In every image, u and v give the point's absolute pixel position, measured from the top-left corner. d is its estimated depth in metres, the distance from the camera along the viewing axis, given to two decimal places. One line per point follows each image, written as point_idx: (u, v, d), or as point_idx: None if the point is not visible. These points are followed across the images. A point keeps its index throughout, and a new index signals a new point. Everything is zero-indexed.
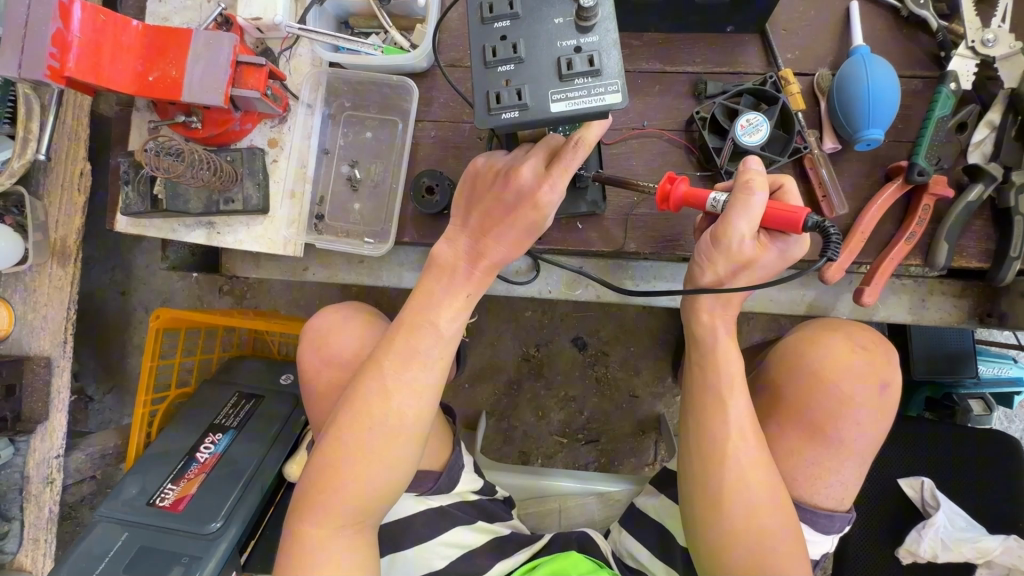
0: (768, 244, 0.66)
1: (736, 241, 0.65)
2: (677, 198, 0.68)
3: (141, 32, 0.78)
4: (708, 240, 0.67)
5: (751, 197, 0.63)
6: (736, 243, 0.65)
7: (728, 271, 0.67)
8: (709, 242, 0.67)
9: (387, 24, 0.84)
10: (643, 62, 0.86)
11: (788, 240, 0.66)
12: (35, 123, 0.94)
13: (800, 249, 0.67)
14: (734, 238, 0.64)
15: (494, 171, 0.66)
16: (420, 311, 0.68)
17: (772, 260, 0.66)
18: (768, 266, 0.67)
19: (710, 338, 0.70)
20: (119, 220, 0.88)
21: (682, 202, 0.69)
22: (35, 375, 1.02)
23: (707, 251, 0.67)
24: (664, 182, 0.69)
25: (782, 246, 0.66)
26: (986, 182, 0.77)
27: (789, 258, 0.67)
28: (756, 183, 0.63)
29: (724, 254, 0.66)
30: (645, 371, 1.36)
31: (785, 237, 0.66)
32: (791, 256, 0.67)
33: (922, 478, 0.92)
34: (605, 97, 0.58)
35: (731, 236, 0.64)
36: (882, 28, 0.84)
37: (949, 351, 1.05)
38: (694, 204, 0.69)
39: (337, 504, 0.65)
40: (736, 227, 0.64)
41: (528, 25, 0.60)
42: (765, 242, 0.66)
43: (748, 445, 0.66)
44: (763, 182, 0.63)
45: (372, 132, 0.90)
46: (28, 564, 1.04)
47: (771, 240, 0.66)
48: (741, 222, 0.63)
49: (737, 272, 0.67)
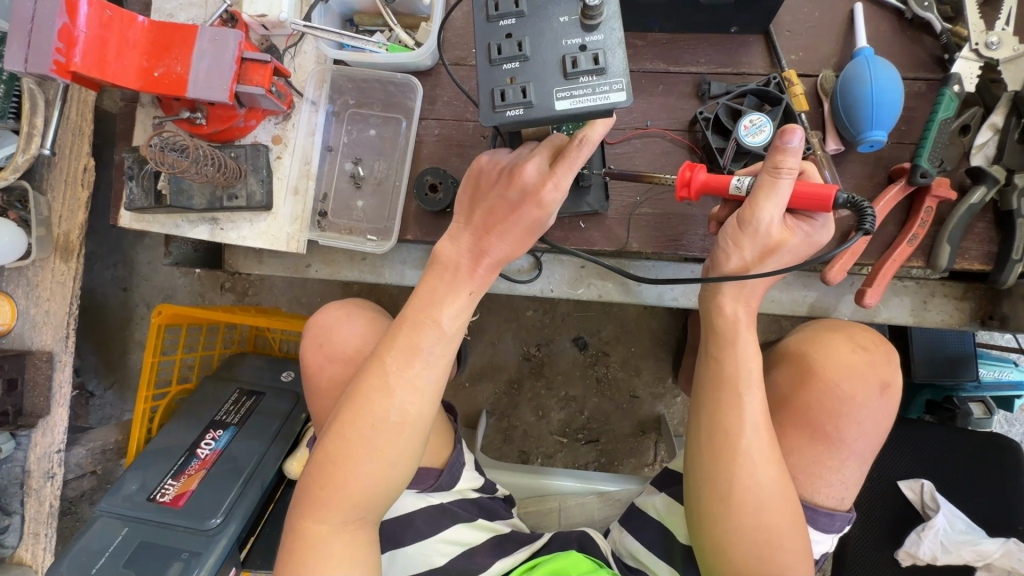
0: (794, 227, 0.67)
1: (764, 224, 0.65)
2: (698, 184, 0.69)
3: (147, 28, 0.79)
4: (733, 225, 0.67)
5: (781, 179, 0.63)
6: (764, 225, 0.65)
7: (755, 255, 0.67)
8: (735, 226, 0.67)
9: (391, 22, 0.85)
10: (646, 62, 0.86)
11: (815, 223, 0.67)
12: (40, 118, 0.94)
13: (826, 234, 0.68)
14: (762, 221, 0.64)
15: (498, 169, 0.66)
16: (424, 308, 0.68)
17: (798, 243, 0.67)
18: (795, 250, 0.67)
19: (729, 331, 0.70)
20: (122, 215, 0.88)
21: (702, 188, 0.69)
22: (36, 369, 1.02)
23: (733, 234, 0.67)
24: (684, 168, 0.70)
25: (807, 230, 0.67)
26: (989, 184, 0.77)
27: (815, 243, 0.68)
28: (789, 165, 0.62)
29: (751, 238, 0.66)
30: (645, 372, 1.36)
31: (812, 220, 0.67)
32: (817, 242, 0.68)
33: (921, 480, 0.92)
34: (610, 96, 0.58)
35: (760, 218, 0.64)
36: (886, 29, 0.84)
37: (950, 353, 1.05)
38: (716, 190, 0.69)
39: (342, 498, 0.65)
40: (766, 208, 0.64)
41: (533, 24, 0.60)
42: (792, 225, 0.67)
43: (761, 443, 0.66)
44: (798, 163, 0.62)
45: (376, 130, 0.90)
46: (27, 558, 1.04)
47: (798, 223, 0.67)
48: (770, 204, 0.64)
49: (764, 256, 0.67)
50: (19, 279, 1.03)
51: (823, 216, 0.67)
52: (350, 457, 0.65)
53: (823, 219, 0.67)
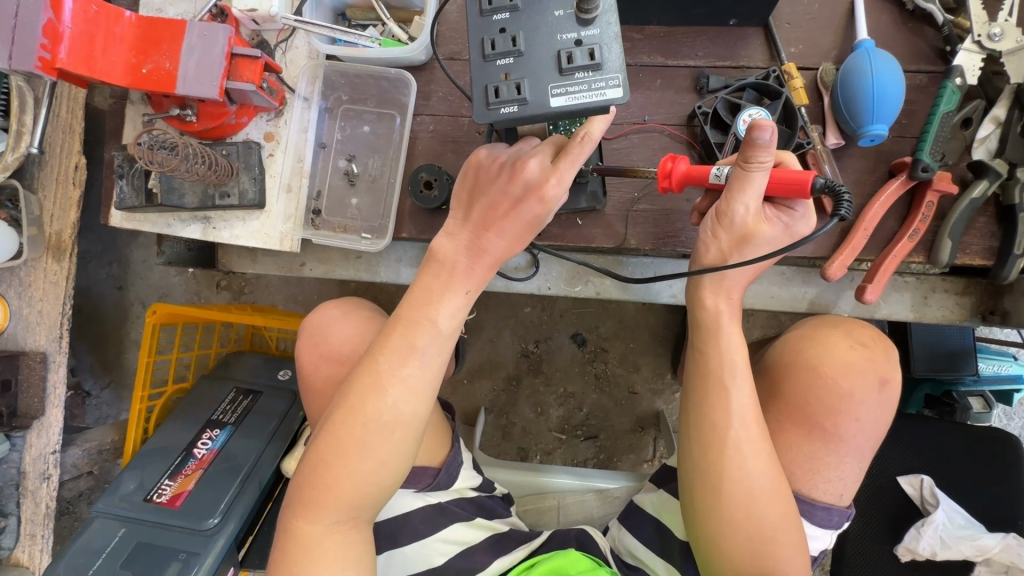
0: (772, 217, 0.65)
1: (740, 214, 0.64)
2: (679, 175, 0.68)
3: (135, 24, 0.77)
4: (711, 217, 0.67)
5: (753, 171, 0.60)
6: (739, 217, 0.64)
7: (731, 245, 0.66)
8: (713, 217, 0.66)
9: (385, 16, 0.83)
10: (644, 56, 0.85)
11: (794, 213, 0.65)
12: (29, 116, 0.93)
13: (806, 225, 0.66)
14: (737, 213, 0.64)
15: (498, 163, 0.65)
16: (419, 308, 0.67)
17: (777, 234, 0.65)
18: (774, 241, 0.66)
19: (713, 325, 0.69)
20: (113, 214, 0.87)
21: (683, 179, 0.68)
22: (31, 371, 1.01)
23: (711, 226, 0.66)
24: (666, 159, 0.69)
25: (787, 220, 0.65)
26: (991, 178, 0.76)
27: (796, 234, 0.66)
28: (760, 159, 0.59)
29: (727, 228, 0.65)
30: (644, 367, 1.35)
31: (791, 210, 0.65)
32: (797, 232, 0.66)
33: (921, 475, 0.91)
34: (606, 92, 0.57)
35: (735, 210, 0.63)
36: (887, 20, 0.83)
37: (950, 348, 1.05)
38: (697, 180, 0.68)
39: (331, 498, 0.65)
40: (740, 200, 0.63)
41: (528, 18, 0.59)
42: (770, 216, 0.65)
43: (750, 435, 0.65)
44: (771, 156, 0.59)
45: (370, 126, 0.89)
46: (24, 560, 1.04)
47: (777, 213, 0.65)
48: (745, 195, 0.62)
49: (741, 246, 0.66)
50: (11, 279, 1.01)
51: (802, 205, 0.65)
52: (342, 458, 0.64)
53: (803, 210, 0.65)
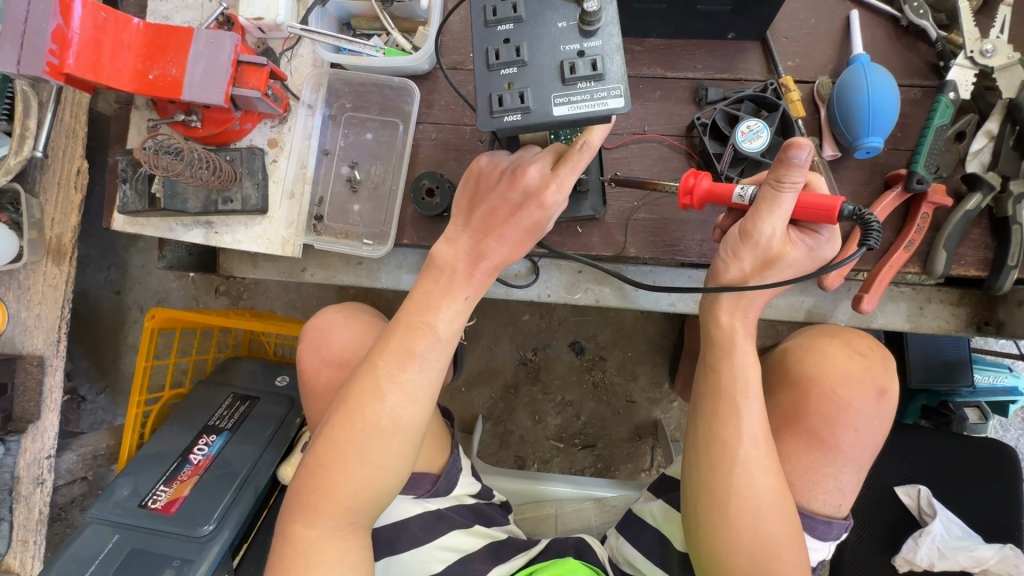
0: (797, 240, 0.65)
1: (765, 236, 0.64)
2: (701, 192, 0.68)
3: (142, 31, 0.78)
4: (734, 235, 0.66)
5: (784, 192, 0.60)
6: (765, 238, 0.64)
7: (754, 266, 0.66)
8: (736, 236, 0.66)
9: (388, 26, 0.85)
10: (644, 68, 0.86)
11: (819, 237, 0.65)
12: (33, 120, 0.93)
13: (831, 249, 0.66)
14: (763, 234, 0.63)
15: (497, 170, 0.66)
16: (418, 312, 0.67)
17: (800, 257, 0.65)
18: (797, 264, 0.66)
19: (727, 342, 0.69)
20: (115, 218, 0.88)
21: (705, 196, 0.68)
22: (27, 375, 1.00)
23: (733, 246, 0.66)
24: (688, 176, 0.69)
25: (811, 243, 0.65)
26: (984, 191, 0.77)
27: (819, 257, 0.66)
28: (792, 179, 0.59)
29: (752, 249, 0.65)
30: (642, 377, 1.35)
31: (816, 234, 0.65)
32: (820, 256, 0.67)
33: (918, 486, 0.91)
34: (607, 102, 0.58)
35: (760, 231, 0.63)
36: (882, 37, 0.84)
37: (946, 359, 1.06)
38: (720, 198, 0.68)
39: (330, 503, 0.65)
40: (767, 221, 0.62)
41: (530, 29, 0.60)
42: (795, 238, 0.65)
43: (759, 454, 0.66)
44: (802, 176, 0.59)
45: (373, 133, 0.90)
46: (15, 566, 1.02)
47: (801, 236, 0.65)
48: (772, 217, 0.62)
49: (765, 267, 0.66)
50: (10, 282, 1.01)
51: (828, 229, 0.65)
52: (340, 463, 0.64)
53: (828, 234, 0.65)
